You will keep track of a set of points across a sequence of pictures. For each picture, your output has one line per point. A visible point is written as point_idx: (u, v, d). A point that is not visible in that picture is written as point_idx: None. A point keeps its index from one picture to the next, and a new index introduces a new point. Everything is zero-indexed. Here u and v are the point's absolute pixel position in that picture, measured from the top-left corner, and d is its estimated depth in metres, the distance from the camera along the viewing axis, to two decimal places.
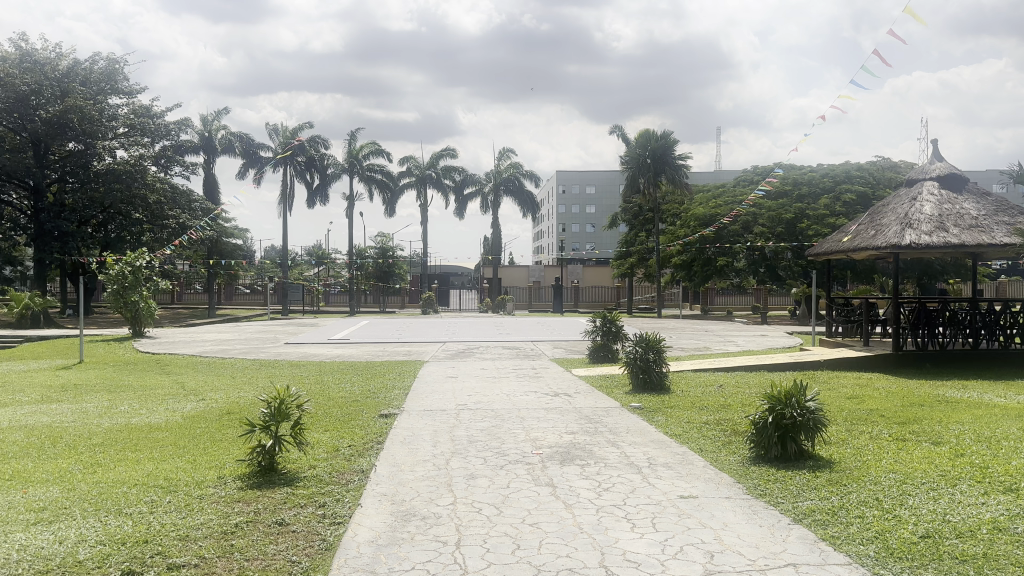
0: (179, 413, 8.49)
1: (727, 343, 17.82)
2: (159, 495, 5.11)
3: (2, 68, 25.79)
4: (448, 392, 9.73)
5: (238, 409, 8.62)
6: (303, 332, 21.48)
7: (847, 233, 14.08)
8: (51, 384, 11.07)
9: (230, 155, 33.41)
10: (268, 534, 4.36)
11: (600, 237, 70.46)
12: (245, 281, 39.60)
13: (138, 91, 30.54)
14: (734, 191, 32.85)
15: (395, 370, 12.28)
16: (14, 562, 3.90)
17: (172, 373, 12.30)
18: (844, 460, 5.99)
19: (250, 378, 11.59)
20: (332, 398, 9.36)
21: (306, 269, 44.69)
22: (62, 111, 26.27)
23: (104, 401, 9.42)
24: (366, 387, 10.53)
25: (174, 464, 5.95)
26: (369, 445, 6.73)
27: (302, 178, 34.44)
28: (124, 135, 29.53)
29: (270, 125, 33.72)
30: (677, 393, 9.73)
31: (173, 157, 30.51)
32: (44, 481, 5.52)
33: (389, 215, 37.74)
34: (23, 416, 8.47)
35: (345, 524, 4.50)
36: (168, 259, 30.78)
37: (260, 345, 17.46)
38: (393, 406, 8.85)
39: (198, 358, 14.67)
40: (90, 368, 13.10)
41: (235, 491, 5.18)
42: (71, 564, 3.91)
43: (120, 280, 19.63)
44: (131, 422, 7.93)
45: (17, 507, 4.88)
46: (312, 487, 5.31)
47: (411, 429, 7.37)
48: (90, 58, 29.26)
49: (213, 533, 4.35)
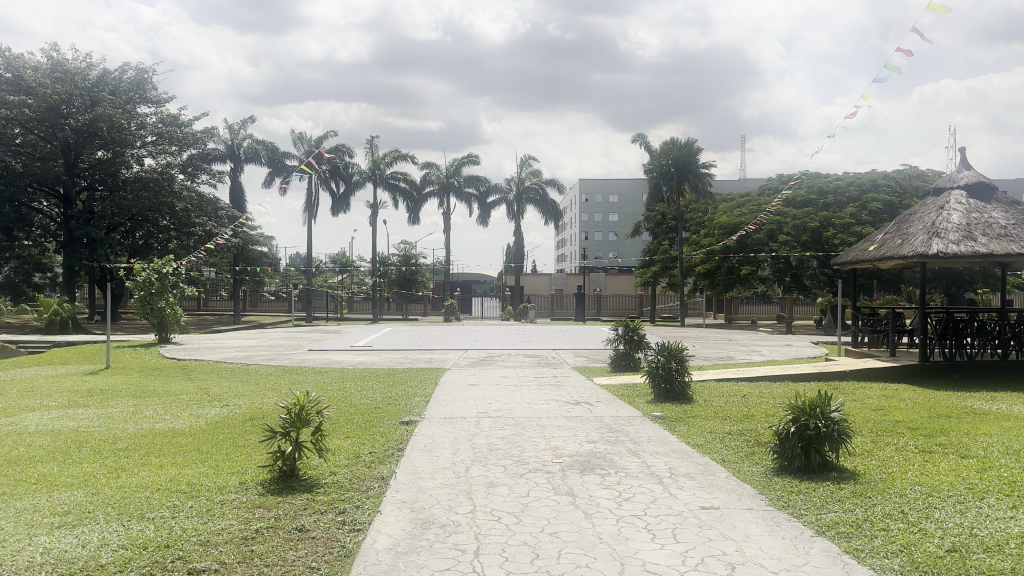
0: (203, 418, 8.59)
1: (751, 353, 17.58)
2: (181, 500, 5.17)
3: (35, 77, 26.36)
4: (469, 400, 9.74)
5: (261, 415, 8.71)
6: (326, 338, 21.59)
7: (874, 242, 13.90)
8: (79, 390, 11.23)
9: (256, 163, 33.81)
10: (289, 540, 4.38)
11: (623, 246, 70.22)
12: (270, 288, 39.94)
13: (166, 99, 31.00)
14: (759, 200, 32.62)
15: (416, 377, 12.29)
16: (38, 565, 3.96)
17: (197, 380, 12.44)
18: (869, 471, 5.90)
19: (273, 384, 11.69)
20: (354, 406, 9.40)
21: (330, 276, 45.07)
22: (92, 119, 26.72)
23: (130, 407, 9.53)
24: (388, 394, 10.56)
25: (198, 470, 6.01)
26: (389, 452, 6.75)
27: (326, 186, 34.78)
28: (153, 143, 29.95)
29: (296, 133, 34.09)
30: (700, 403, 9.64)
31: (199, 165, 30.93)
32: (69, 484, 5.61)
33: (412, 223, 37.92)
34: (52, 420, 8.65)
35: (364, 531, 4.51)
36: (194, 266, 31.14)
37: (283, 352, 17.61)
38: (413, 413, 8.87)
39: (222, 364, 14.80)
40: (117, 374, 13.29)
41: (256, 497, 5.22)
42: (93, 567, 3.96)
43: (147, 287, 19.92)
44: (156, 427, 8.04)
45: (42, 510, 4.96)
46: (332, 493, 5.33)
47: (432, 436, 7.39)
48: (119, 68, 29.84)
49: (233, 538, 4.38)
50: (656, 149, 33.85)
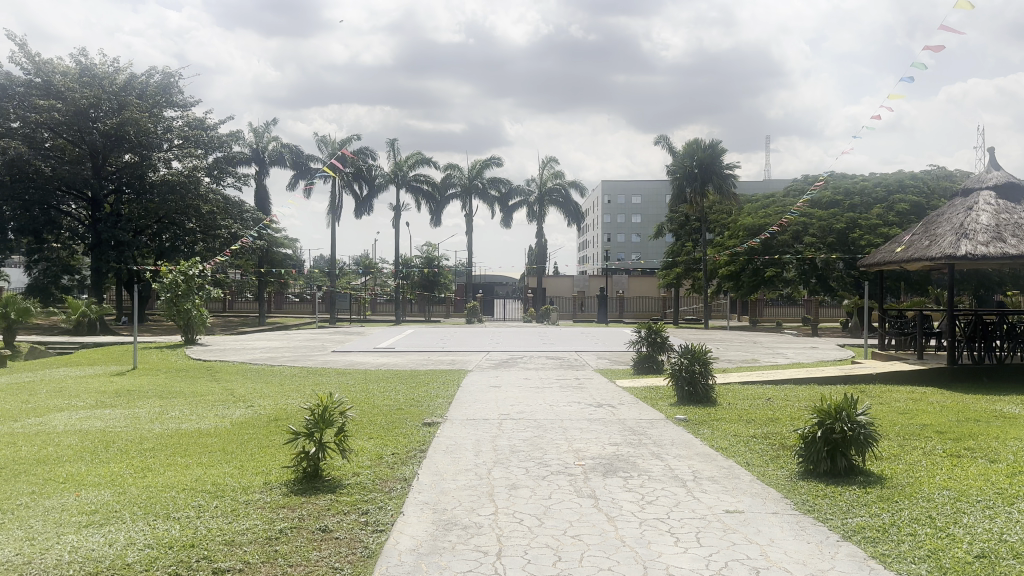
0: (228, 419, 8.68)
1: (776, 356, 17.39)
2: (206, 499, 5.22)
3: (64, 82, 26.83)
4: (491, 402, 9.74)
5: (285, 416, 8.77)
6: (350, 340, 21.72)
7: (900, 243, 13.71)
8: (106, 390, 11.40)
9: (281, 166, 34.11)
10: (312, 540, 4.40)
11: (646, 247, 69.83)
12: (294, 290, 40.27)
13: (192, 103, 31.38)
14: (784, 201, 32.32)
15: (439, 379, 12.30)
16: (66, 563, 4.02)
17: (222, 381, 12.58)
18: (895, 476, 5.82)
19: (296, 385, 11.78)
20: (377, 407, 9.45)
21: (353, 278, 45.36)
22: (120, 123, 27.12)
23: (156, 407, 9.65)
24: (410, 395, 10.59)
25: (222, 470, 6.07)
26: (411, 453, 6.77)
27: (349, 189, 35.00)
28: (179, 147, 30.34)
29: (320, 136, 34.36)
30: (723, 405, 9.57)
31: (225, 169, 31.29)
32: (96, 484, 5.69)
33: (434, 225, 38.04)
34: (81, 420, 8.79)
35: (387, 532, 4.52)
36: (220, 269, 31.48)
37: (308, 353, 17.75)
38: (436, 415, 8.89)
39: (247, 365, 14.93)
40: (144, 374, 13.48)
41: (280, 497, 5.25)
42: (120, 566, 4.01)
43: (173, 288, 20.13)
44: (181, 428, 8.13)
45: (70, 509, 5.03)
46: (355, 494, 5.36)
47: (454, 438, 7.40)
48: (146, 72, 30.26)
49: (258, 538, 4.41)
50: (679, 150, 33.68)
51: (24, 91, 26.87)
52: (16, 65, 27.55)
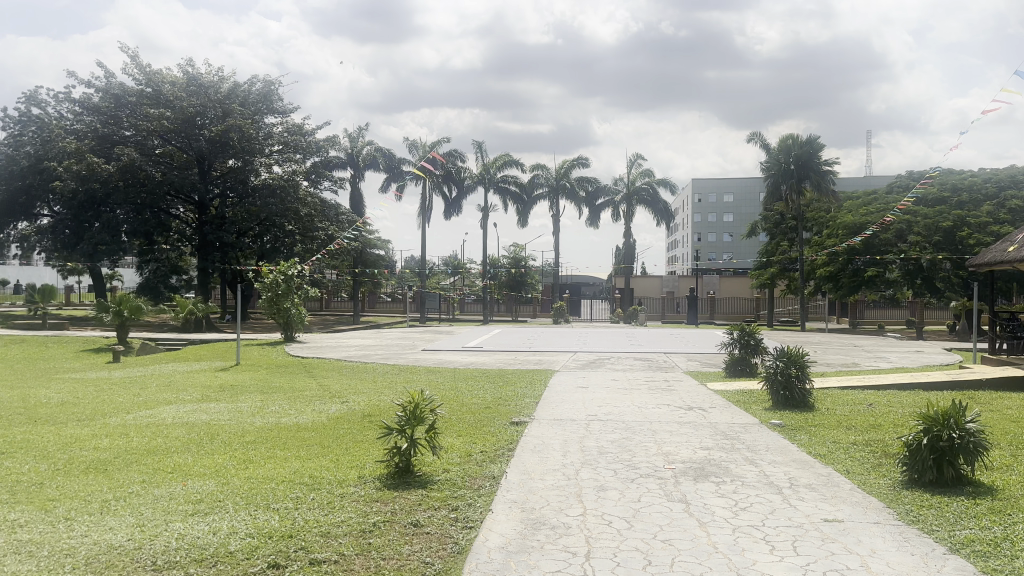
0: (324, 414, 8.96)
1: (879, 360, 16.60)
2: (304, 491, 5.41)
3: (174, 92, 28.42)
4: (579, 403, 9.71)
5: (378, 412, 8.98)
6: (440, 339, 22.09)
7: (1014, 243, 12.85)
8: (212, 385, 11.97)
9: (374, 170, 35.04)
10: (404, 534, 4.50)
11: (738, 247, 68.07)
12: (386, 290, 41.27)
13: (291, 110, 32.62)
14: (886, 199, 30.87)
15: (527, 379, 12.34)
16: (174, 550, 4.24)
17: (318, 376, 13.02)
18: (1010, 487, 5.45)
19: (388, 382, 12.07)
20: (465, 405, 9.56)
21: (443, 278, 46.11)
22: (224, 130, 28.51)
23: (257, 401, 10.07)
24: (499, 394, 10.66)
25: (319, 463, 6.29)
26: (500, 451, 6.82)
27: (439, 191, 35.60)
28: (279, 152, 31.59)
29: (411, 140, 35.10)
30: (822, 410, 9.22)
31: (322, 172, 32.41)
32: (202, 474, 5.99)
33: (522, 225, 38.22)
34: (188, 412, 9.27)
35: (476, 529, 4.58)
36: (318, 269, 32.61)
37: (399, 351, 18.16)
38: (523, 414, 8.93)
39: (342, 362, 15.41)
40: (246, 370, 14.10)
41: (374, 491, 5.39)
42: (223, 554, 4.20)
43: (273, 288, 20.99)
44: (280, 422, 8.45)
45: (178, 497, 5.31)
46: (445, 490, 5.44)
47: (542, 437, 7.41)
48: (249, 81, 31.64)
49: (352, 530, 4.54)
50: (773, 147, 32.95)
51: (138, 101, 28.67)
52: (131, 77, 29.36)
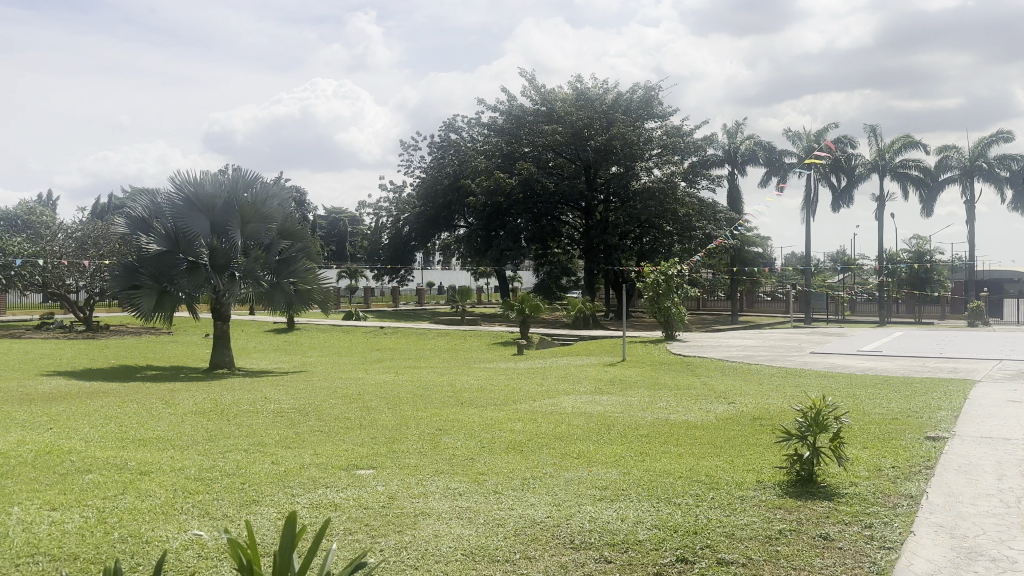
0: (713, 413, 8.95)
1: None
2: (703, 489, 5.44)
3: (565, 108, 30.91)
4: (1013, 419, 8.25)
5: (769, 415, 8.69)
6: (830, 341, 20.56)
7: None
8: (604, 378, 12.74)
9: (754, 165, 34.05)
10: (813, 547, 4.26)
11: None
12: (766, 289, 39.79)
13: (671, 113, 33.21)
14: None
15: (941, 389, 10.85)
16: (589, 532, 4.58)
17: (702, 375, 13.06)
18: None
19: (777, 385, 11.60)
20: (868, 414, 8.76)
21: (828, 276, 42.97)
22: (609, 138, 30.18)
23: (646, 397, 10.45)
24: (908, 404, 9.56)
25: (713, 462, 6.28)
26: (916, 468, 6.10)
27: (825, 182, 33.23)
28: (659, 155, 32.40)
29: (793, 131, 33.34)
30: None
31: (700, 171, 32.50)
32: (605, 462, 6.39)
33: (925, 215, 33.82)
34: (585, 403, 9.99)
35: (897, 551, 4.14)
36: (697, 269, 32.74)
37: (785, 353, 17.35)
38: (941, 428, 7.87)
39: (724, 362, 15.23)
40: (633, 366, 14.73)
41: (775, 497, 5.21)
42: (633, 541, 4.41)
43: (656, 287, 21.55)
44: (671, 418, 8.65)
45: (587, 482, 5.74)
46: (855, 505, 5.04)
47: (968, 457, 6.45)
48: (632, 89, 32.92)
49: (757, 535, 4.44)
50: None
51: (536, 120, 31.83)
52: (528, 98, 32.72)
